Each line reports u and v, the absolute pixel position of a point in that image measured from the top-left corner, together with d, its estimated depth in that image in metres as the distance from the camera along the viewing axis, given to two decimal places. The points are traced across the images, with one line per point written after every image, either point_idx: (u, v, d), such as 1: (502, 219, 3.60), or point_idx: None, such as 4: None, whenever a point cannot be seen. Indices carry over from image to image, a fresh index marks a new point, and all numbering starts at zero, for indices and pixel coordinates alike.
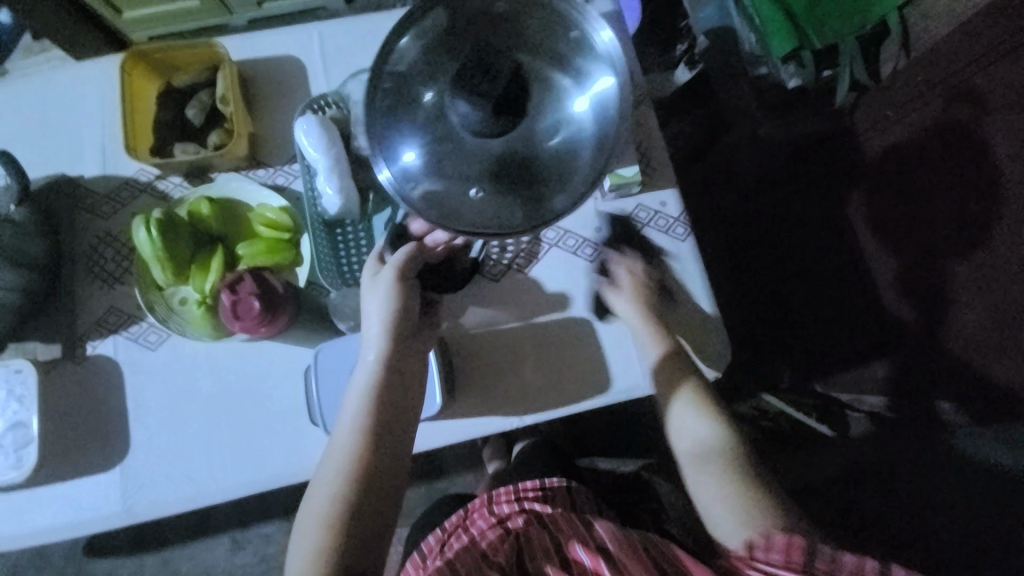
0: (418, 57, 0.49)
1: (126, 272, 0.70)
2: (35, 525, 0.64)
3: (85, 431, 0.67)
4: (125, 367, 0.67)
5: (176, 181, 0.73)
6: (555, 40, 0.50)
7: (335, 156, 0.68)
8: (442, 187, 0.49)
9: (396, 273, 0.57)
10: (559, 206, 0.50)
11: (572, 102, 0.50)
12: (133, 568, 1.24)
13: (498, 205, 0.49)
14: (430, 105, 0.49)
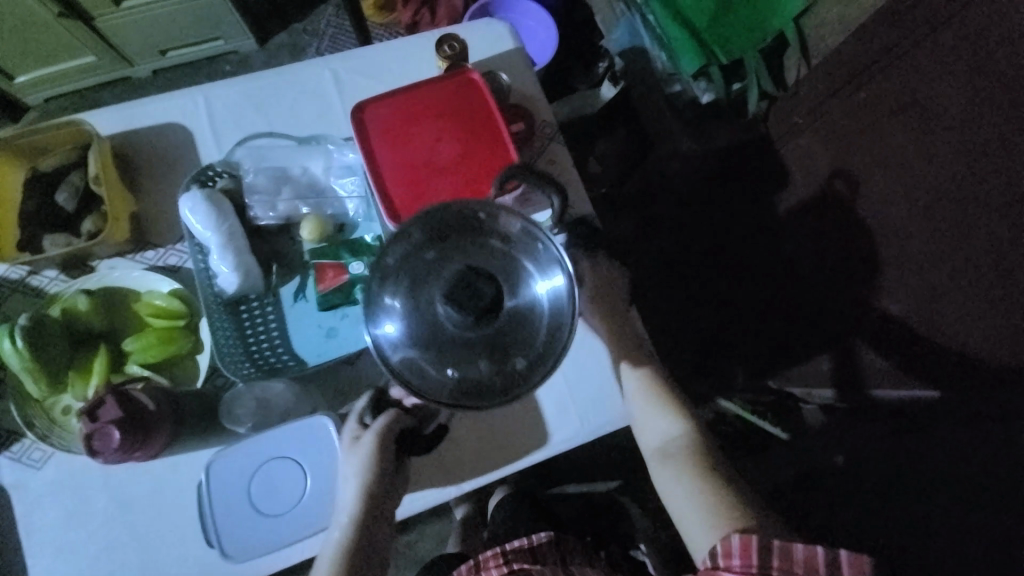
0: (396, 258, 0.52)
1: (2, 383, 0.62)
2: None
3: None
4: (8, 492, 0.60)
5: (51, 274, 0.65)
6: (522, 234, 0.52)
7: (228, 232, 0.65)
8: (419, 365, 0.51)
9: (373, 443, 0.55)
10: (524, 383, 0.51)
11: (537, 285, 0.52)
12: None
13: (470, 386, 0.50)
14: (407, 291, 0.52)
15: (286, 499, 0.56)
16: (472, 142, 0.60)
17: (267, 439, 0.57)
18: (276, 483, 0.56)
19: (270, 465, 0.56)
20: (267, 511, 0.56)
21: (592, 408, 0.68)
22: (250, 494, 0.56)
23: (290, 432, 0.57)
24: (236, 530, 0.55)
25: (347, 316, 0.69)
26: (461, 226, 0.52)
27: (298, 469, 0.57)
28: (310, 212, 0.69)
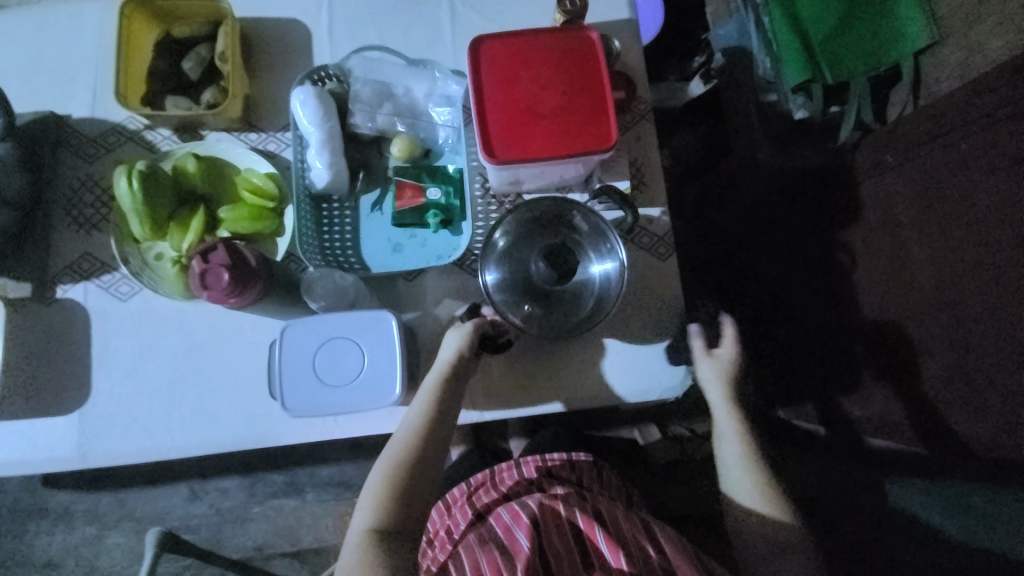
0: (509, 222, 0.66)
1: (104, 219, 0.68)
2: None
3: (42, 374, 0.65)
4: (92, 314, 0.66)
5: (165, 133, 0.71)
6: (595, 228, 0.66)
7: (329, 131, 0.69)
8: (507, 300, 0.65)
9: (466, 333, 0.65)
10: (564, 330, 0.65)
11: (595, 265, 0.66)
12: (92, 504, 1.31)
13: (539, 323, 0.66)
14: (510, 248, 0.66)
15: (344, 379, 0.61)
16: (576, 97, 0.62)
17: (339, 321, 0.62)
18: (339, 362, 0.61)
19: (337, 344, 0.61)
20: (324, 384, 0.61)
21: (620, 378, 0.71)
22: (314, 364, 0.61)
23: (358, 322, 0.62)
24: (298, 392, 0.61)
25: (416, 237, 0.73)
26: (557, 213, 0.66)
27: (354, 355, 0.61)
28: (404, 131, 0.72)
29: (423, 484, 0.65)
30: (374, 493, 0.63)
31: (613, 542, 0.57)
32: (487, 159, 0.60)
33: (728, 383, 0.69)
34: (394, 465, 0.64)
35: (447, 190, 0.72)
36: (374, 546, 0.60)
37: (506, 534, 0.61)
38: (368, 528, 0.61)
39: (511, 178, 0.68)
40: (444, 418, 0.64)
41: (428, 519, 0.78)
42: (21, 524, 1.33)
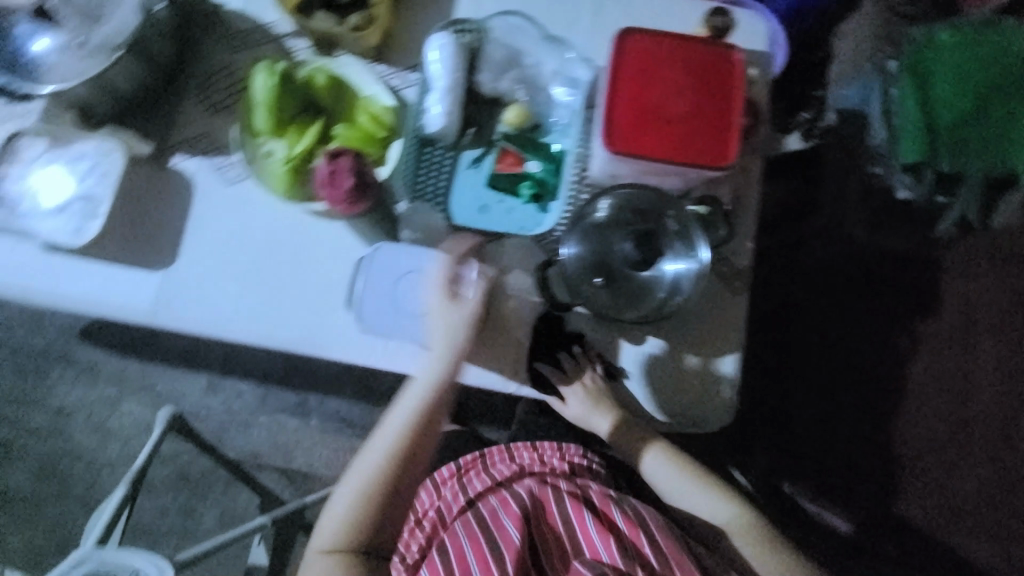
0: (615, 196, 0.66)
1: (231, 107, 0.72)
2: (66, 291, 0.68)
3: (137, 231, 0.69)
4: (197, 189, 0.70)
5: (304, 44, 0.75)
6: (688, 233, 0.65)
7: (456, 82, 0.71)
8: (580, 266, 0.66)
9: (461, 310, 0.66)
10: (626, 317, 0.67)
11: (673, 265, 0.66)
12: (117, 368, 1.37)
13: (604, 301, 0.67)
14: (604, 221, 0.66)
15: (419, 307, 0.68)
16: (708, 110, 0.61)
17: (425, 256, 0.68)
18: (417, 291, 0.68)
19: (417, 275, 0.68)
20: (401, 308, 0.68)
21: (659, 390, 0.72)
22: (395, 287, 0.68)
23: (442, 258, 0.67)
24: (378, 309, 0.67)
25: (504, 203, 0.74)
26: (657, 205, 0.66)
27: (432, 287, 0.67)
28: (522, 100, 0.74)
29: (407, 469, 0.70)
30: (341, 513, 0.69)
31: (605, 535, 0.64)
32: (604, 145, 0.61)
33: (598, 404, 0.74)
34: (357, 484, 0.70)
35: (547, 167, 0.74)
36: (340, 563, 0.68)
37: (495, 524, 0.66)
38: (331, 549, 0.68)
39: (617, 172, 0.68)
40: (398, 431, 0.70)
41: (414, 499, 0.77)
42: (45, 368, 1.37)
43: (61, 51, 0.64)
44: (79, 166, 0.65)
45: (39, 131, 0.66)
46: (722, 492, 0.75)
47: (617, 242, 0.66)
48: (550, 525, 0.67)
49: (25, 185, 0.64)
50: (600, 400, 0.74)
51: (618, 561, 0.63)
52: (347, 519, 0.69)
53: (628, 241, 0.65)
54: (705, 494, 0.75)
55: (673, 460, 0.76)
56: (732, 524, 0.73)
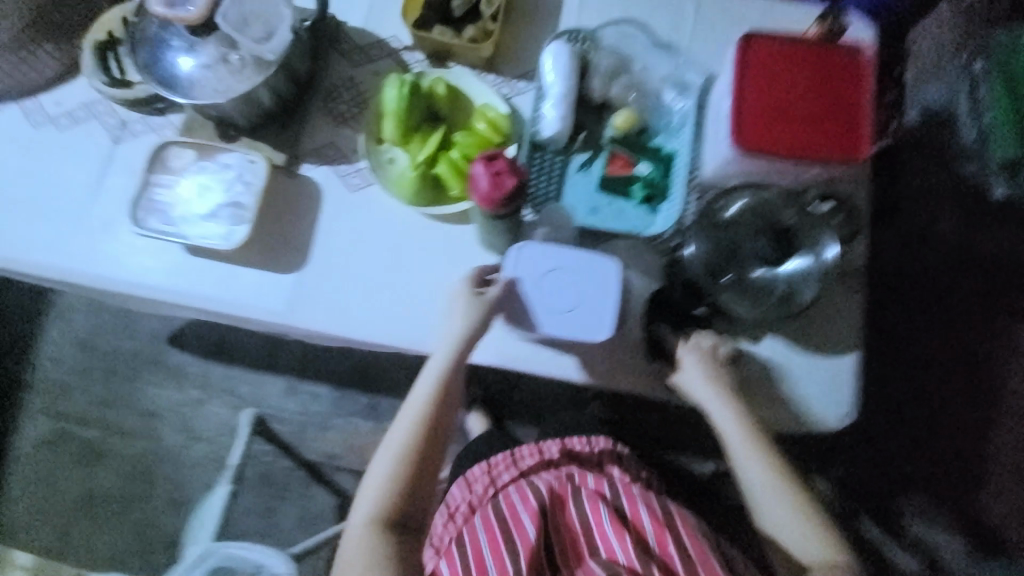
0: (743, 195, 0.67)
1: (355, 118, 0.76)
2: (204, 293, 0.71)
3: (269, 235, 0.72)
4: (324, 195, 0.74)
5: (418, 57, 0.78)
6: (815, 231, 0.66)
7: (570, 88, 0.73)
8: (707, 260, 0.66)
9: (485, 305, 0.66)
10: (748, 313, 0.68)
11: (797, 263, 0.67)
12: (204, 371, 1.44)
13: (729, 297, 0.67)
14: (733, 218, 0.67)
15: (564, 307, 0.66)
16: (837, 107, 0.62)
17: (567, 254, 0.67)
18: (560, 290, 0.67)
19: (560, 274, 0.67)
20: (546, 308, 0.66)
21: (777, 392, 0.71)
22: (538, 287, 0.67)
23: (584, 259, 0.67)
24: (524, 311, 0.67)
25: (614, 204, 0.75)
26: (785, 204, 0.66)
27: (576, 287, 0.67)
28: (631, 104, 0.75)
29: (438, 441, 0.67)
30: (379, 484, 0.65)
31: (620, 532, 0.63)
32: (731, 144, 0.62)
33: (711, 377, 0.67)
34: (400, 453, 0.66)
35: (657, 168, 0.75)
36: (376, 537, 0.62)
37: (512, 516, 0.66)
38: (368, 519, 0.63)
39: (734, 171, 0.69)
40: (448, 398, 0.68)
41: (447, 494, 0.82)
42: (137, 370, 1.45)
43: (205, 67, 0.68)
44: (225, 175, 0.69)
45: (185, 142, 0.70)
46: (807, 513, 0.63)
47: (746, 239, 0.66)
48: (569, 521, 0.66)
49: (176, 193, 0.68)
50: (714, 368, 0.68)
51: (635, 559, 0.61)
52: (380, 498, 0.64)
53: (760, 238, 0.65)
54: (786, 505, 0.63)
55: (762, 450, 0.65)
56: (812, 553, 0.61)
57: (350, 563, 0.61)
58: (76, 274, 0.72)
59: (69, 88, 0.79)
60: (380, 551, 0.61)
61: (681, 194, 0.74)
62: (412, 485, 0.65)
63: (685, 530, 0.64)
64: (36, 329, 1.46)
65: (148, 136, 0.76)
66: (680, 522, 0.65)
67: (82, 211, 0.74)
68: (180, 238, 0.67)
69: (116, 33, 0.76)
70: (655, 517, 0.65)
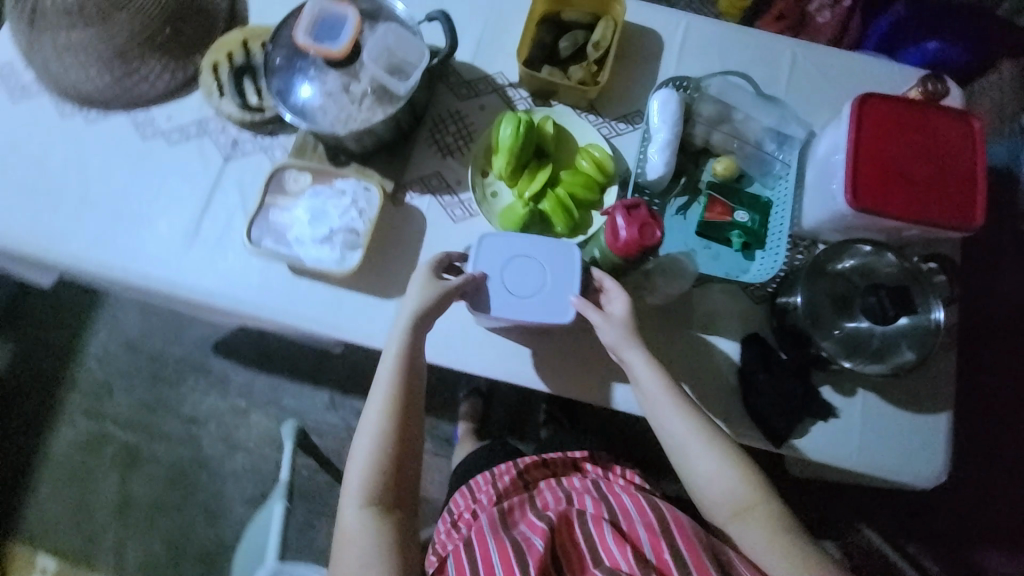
0: (859, 251, 0.68)
1: (460, 150, 0.78)
2: (306, 313, 0.72)
3: (372, 260, 0.74)
4: (429, 224, 0.75)
5: (522, 94, 0.81)
6: (931, 290, 0.66)
7: (675, 134, 0.75)
8: (816, 309, 0.68)
9: (444, 290, 0.66)
10: (858, 368, 0.67)
11: (913, 320, 0.66)
12: (248, 381, 1.44)
13: (838, 349, 0.67)
14: (844, 271, 0.69)
15: (529, 291, 0.66)
16: (950, 172, 0.64)
17: (525, 238, 0.68)
18: (524, 273, 0.67)
19: (524, 258, 0.67)
20: (511, 294, 0.66)
21: (873, 448, 0.71)
22: (502, 274, 0.67)
23: (541, 241, 0.68)
24: (488, 299, 0.66)
25: (711, 248, 0.76)
26: (900, 261, 0.67)
27: (539, 271, 0.67)
28: (731, 153, 0.77)
29: (416, 410, 0.65)
30: (363, 464, 0.62)
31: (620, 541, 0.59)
32: (846, 201, 0.64)
33: (623, 329, 0.66)
34: (381, 429, 0.63)
35: (754, 216, 0.76)
36: (374, 522, 0.61)
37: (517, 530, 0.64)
38: (363, 506, 0.60)
39: (838, 225, 0.70)
40: (414, 362, 0.65)
41: (450, 502, 0.80)
42: (181, 376, 1.45)
43: (327, 94, 0.69)
44: (341, 201, 0.71)
45: (304, 166, 0.72)
46: (724, 453, 0.64)
47: (856, 292, 0.68)
48: (572, 541, 0.61)
49: (293, 215, 0.71)
50: (631, 320, 0.66)
51: (632, 564, 0.57)
52: (366, 478, 0.61)
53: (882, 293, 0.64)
54: (716, 462, 0.64)
55: (674, 397, 0.65)
56: (739, 496, 0.63)
57: (350, 547, 0.59)
58: (183, 287, 0.74)
59: (181, 105, 0.81)
60: (378, 533, 0.60)
61: (780, 244, 0.74)
62: (396, 466, 0.63)
63: (681, 533, 0.60)
64: (84, 330, 1.47)
65: (258, 156, 0.78)
66: (673, 519, 0.62)
67: (189, 226, 0.76)
68: (295, 258, 0.69)
69: (235, 56, 0.79)
70: (652, 527, 0.61)
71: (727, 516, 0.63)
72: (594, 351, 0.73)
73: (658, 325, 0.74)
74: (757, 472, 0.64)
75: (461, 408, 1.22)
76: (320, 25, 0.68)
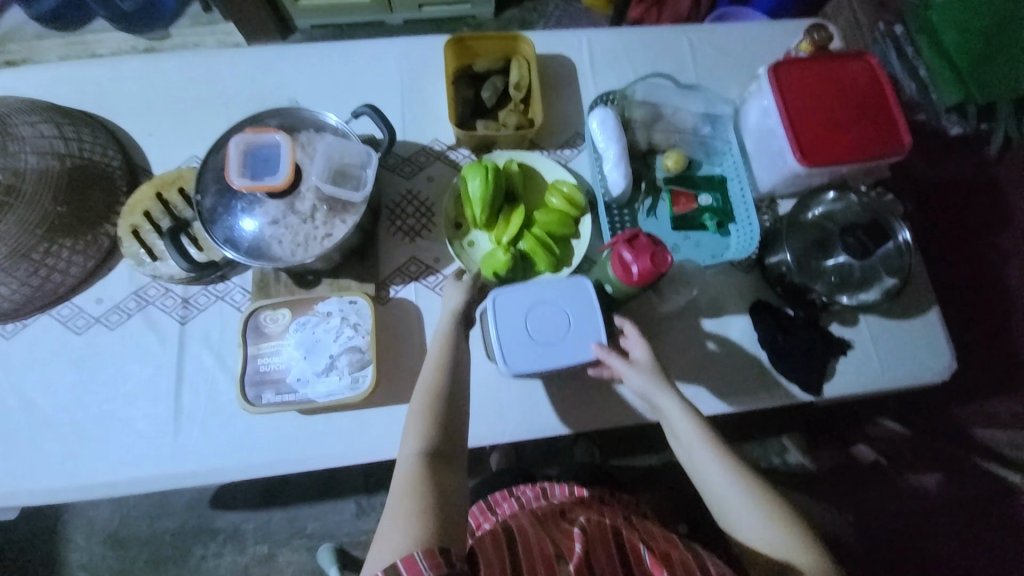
0: (824, 200, 0.74)
1: (426, 227, 0.76)
2: (329, 450, 0.67)
3: (381, 370, 0.70)
4: (423, 311, 0.72)
5: (464, 153, 0.80)
6: (890, 215, 0.72)
7: (622, 146, 0.76)
8: (806, 263, 0.72)
9: (468, 287, 0.67)
10: (857, 301, 0.72)
11: (889, 244, 0.72)
12: (262, 522, 1.32)
13: (835, 292, 0.72)
14: (817, 221, 0.73)
15: (556, 338, 0.63)
16: (866, 109, 0.71)
17: (545, 284, 0.64)
18: (548, 323, 0.63)
19: (545, 308, 0.63)
20: (534, 341, 0.63)
21: (889, 364, 0.76)
22: (526, 325, 0.63)
23: (561, 284, 0.65)
24: (512, 351, 0.63)
25: (691, 238, 0.79)
26: (857, 197, 0.73)
27: (563, 316, 0.63)
28: (675, 146, 0.81)
29: (458, 409, 0.60)
30: (411, 464, 0.55)
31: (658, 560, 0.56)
32: (797, 160, 0.69)
33: (649, 374, 0.62)
34: (431, 390, 0.59)
35: (716, 196, 0.80)
36: (426, 472, 0.54)
37: (554, 533, 0.62)
38: (419, 452, 0.55)
39: (792, 181, 0.75)
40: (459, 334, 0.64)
41: (471, 513, 0.81)
42: (187, 547, 1.31)
43: (279, 221, 0.65)
44: (330, 323, 0.67)
45: (277, 303, 0.67)
46: (771, 510, 0.58)
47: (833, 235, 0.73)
48: (605, 543, 0.59)
49: (284, 356, 0.65)
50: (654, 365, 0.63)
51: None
52: (412, 480, 0.53)
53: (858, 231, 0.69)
54: (759, 518, 0.57)
55: (717, 447, 0.60)
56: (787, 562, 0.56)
57: (396, 501, 0.52)
58: (186, 473, 0.66)
59: (109, 282, 0.74)
60: (428, 485, 0.53)
61: (750, 214, 0.78)
62: (447, 459, 0.56)
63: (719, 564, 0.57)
64: (59, 541, 1.31)
65: (216, 306, 0.72)
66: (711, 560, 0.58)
67: (168, 406, 0.68)
68: (306, 401, 0.64)
69: (153, 212, 0.73)
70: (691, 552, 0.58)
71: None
72: None
73: (672, 326, 0.76)
74: (809, 538, 0.57)
75: (493, 460, 1.17)
76: (253, 161, 0.63)
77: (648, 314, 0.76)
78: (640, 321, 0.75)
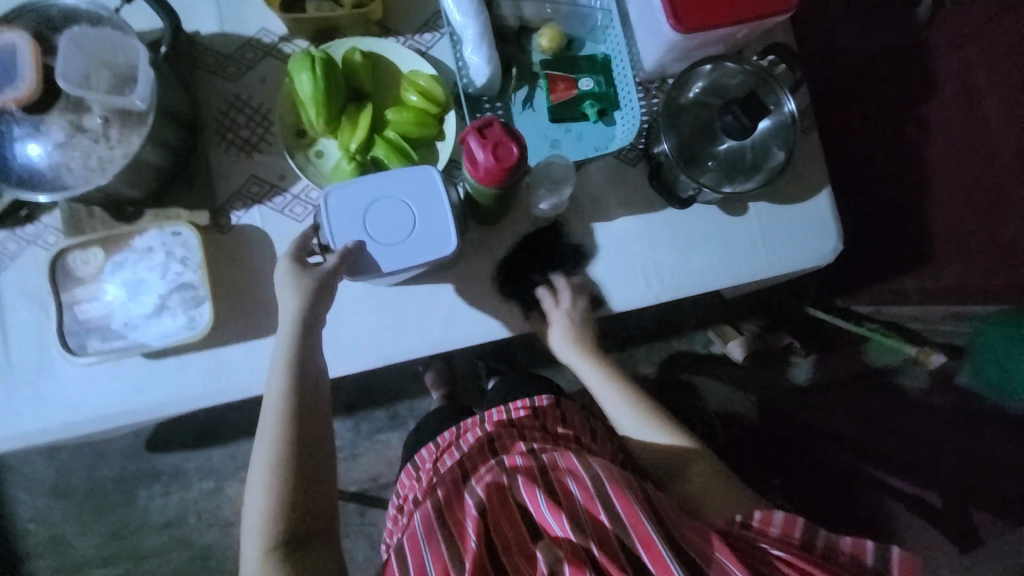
0: (706, 72, 0.67)
1: (265, 140, 0.66)
2: (183, 394, 0.62)
3: (232, 306, 0.63)
4: (271, 235, 0.65)
5: (301, 45, 0.67)
6: (775, 87, 0.66)
7: (482, 23, 0.65)
8: (683, 146, 0.66)
9: (320, 278, 0.56)
10: (745, 188, 0.66)
11: (773, 119, 0.66)
12: (203, 459, 1.33)
13: (720, 178, 0.66)
14: (696, 99, 0.66)
15: (398, 234, 0.57)
16: None
17: (377, 177, 0.57)
18: (387, 219, 0.57)
19: (382, 203, 0.57)
20: (376, 241, 0.57)
21: (777, 250, 0.73)
22: (364, 223, 0.57)
23: (399, 175, 0.58)
24: (364, 258, 0.57)
25: (571, 131, 0.71)
26: (743, 69, 0.66)
27: (405, 209, 0.57)
28: (550, 20, 0.70)
29: (319, 434, 0.57)
30: (262, 505, 0.53)
31: (555, 510, 0.55)
32: (672, 28, 0.61)
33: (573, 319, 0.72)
34: (280, 409, 0.55)
35: (598, 79, 0.71)
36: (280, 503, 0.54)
37: (452, 522, 0.59)
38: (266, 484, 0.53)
39: (678, 51, 0.66)
40: (310, 379, 0.56)
41: (398, 483, 0.80)
42: (132, 489, 1.33)
43: (55, 150, 0.54)
44: (153, 260, 0.59)
45: (86, 241, 0.59)
46: (656, 419, 0.72)
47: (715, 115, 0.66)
48: (508, 513, 0.58)
49: (106, 300, 0.59)
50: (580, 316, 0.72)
51: (572, 535, 0.53)
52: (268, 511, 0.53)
53: (738, 106, 0.62)
54: (644, 425, 0.72)
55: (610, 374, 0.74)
56: (656, 444, 0.71)
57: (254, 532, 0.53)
58: (31, 431, 0.62)
59: None
60: (287, 512, 0.53)
61: (632, 96, 0.70)
62: (299, 486, 0.54)
63: (612, 485, 0.56)
64: None
65: (27, 251, 0.63)
66: (606, 475, 0.58)
67: None
68: (138, 345, 0.58)
69: None
70: (585, 484, 0.57)
71: (674, 477, 0.69)
72: (502, 282, 0.70)
73: (555, 232, 0.71)
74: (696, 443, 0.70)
75: (426, 377, 1.18)
76: None
77: (529, 218, 0.70)
78: (520, 227, 0.70)
